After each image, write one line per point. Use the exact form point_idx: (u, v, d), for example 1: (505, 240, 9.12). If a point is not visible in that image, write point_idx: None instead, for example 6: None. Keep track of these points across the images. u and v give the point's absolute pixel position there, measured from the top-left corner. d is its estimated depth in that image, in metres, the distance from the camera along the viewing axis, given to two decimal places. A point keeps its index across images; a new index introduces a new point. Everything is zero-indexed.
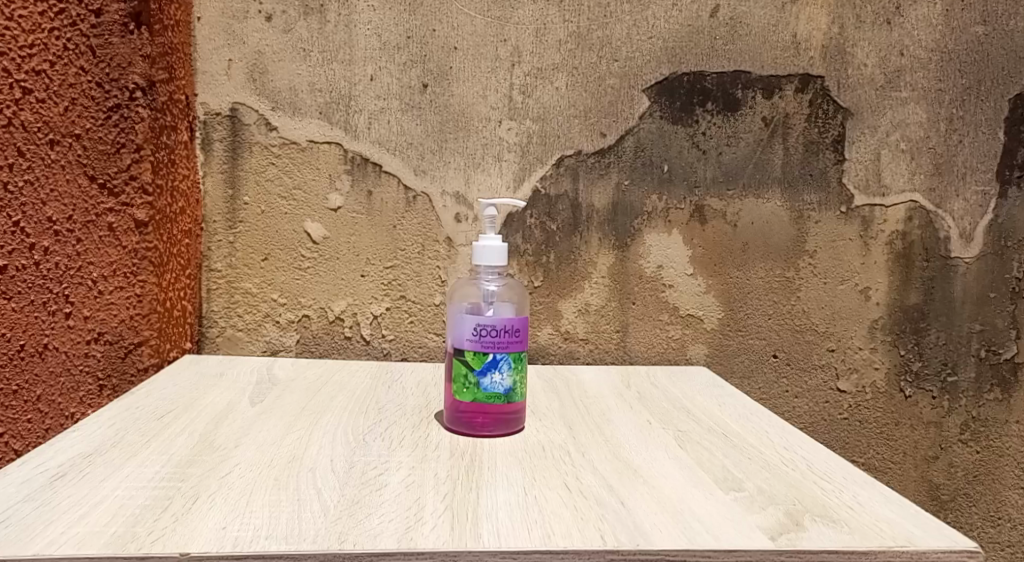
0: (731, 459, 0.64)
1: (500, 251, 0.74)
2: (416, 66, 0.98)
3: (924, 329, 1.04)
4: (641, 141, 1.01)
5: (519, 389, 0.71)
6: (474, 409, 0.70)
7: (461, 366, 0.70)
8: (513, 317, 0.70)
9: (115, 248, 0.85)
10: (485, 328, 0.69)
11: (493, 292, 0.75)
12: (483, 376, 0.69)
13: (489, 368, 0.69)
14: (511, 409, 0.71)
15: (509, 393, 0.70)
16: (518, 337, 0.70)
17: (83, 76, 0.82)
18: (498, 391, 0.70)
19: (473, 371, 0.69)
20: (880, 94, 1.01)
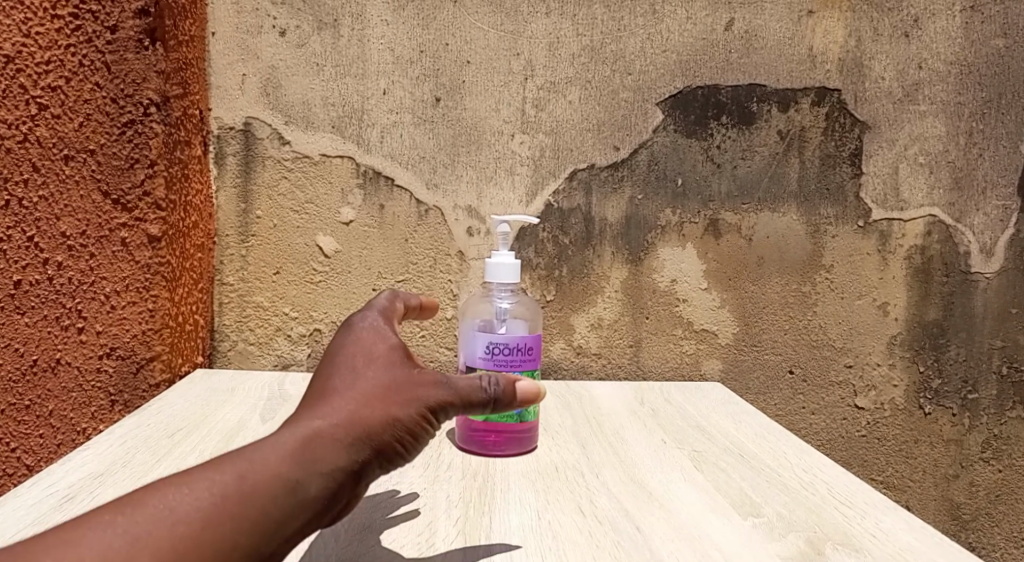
0: (749, 482, 0.63)
1: (512, 268, 0.73)
2: (428, 80, 0.98)
3: (944, 345, 1.02)
4: (654, 155, 1.00)
5: (532, 408, 0.70)
6: (486, 428, 0.70)
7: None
8: (526, 334, 0.70)
9: (128, 263, 0.85)
10: (497, 346, 0.69)
11: (506, 309, 0.75)
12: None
13: None
14: (524, 428, 0.70)
15: (522, 412, 0.69)
16: (530, 356, 0.70)
17: (98, 92, 0.82)
18: (509, 409, 0.69)
19: None
20: (898, 107, 1.00)
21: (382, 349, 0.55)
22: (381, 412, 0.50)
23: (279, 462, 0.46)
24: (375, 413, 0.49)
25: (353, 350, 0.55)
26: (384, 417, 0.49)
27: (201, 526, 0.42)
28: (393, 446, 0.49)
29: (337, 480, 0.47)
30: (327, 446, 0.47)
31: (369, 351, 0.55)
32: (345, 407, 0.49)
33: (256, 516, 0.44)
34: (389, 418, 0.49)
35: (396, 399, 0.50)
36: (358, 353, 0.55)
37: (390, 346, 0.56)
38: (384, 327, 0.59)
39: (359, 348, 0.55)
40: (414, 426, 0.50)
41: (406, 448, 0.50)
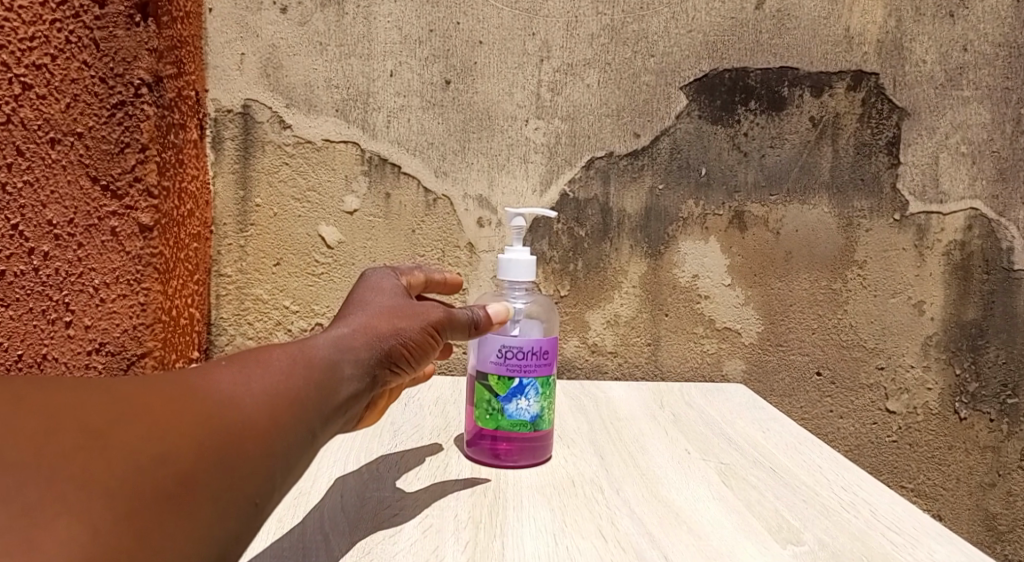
0: (784, 502, 0.59)
1: (527, 266, 0.68)
2: (438, 62, 0.93)
3: (983, 346, 0.96)
4: (677, 142, 0.94)
5: (548, 415, 0.66)
6: (497, 437, 0.65)
7: (484, 391, 0.65)
8: (541, 337, 0.65)
9: (118, 254, 0.80)
10: (510, 350, 0.64)
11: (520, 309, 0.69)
12: (508, 402, 0.64)
13: (514, 394, 0.64)
14: (539, 438, 0.65)
15: (537, 420, 0.65)
16: (547, 360, 0.65)
17: (85, 71, 0.76)
18: (523, 418, 0.64)
19: (496, 397, 0.64)
20: (940, 92, 0.93)
21: (388, 284, 0.62)
22: (396, 322, 0.56)
23: (333, 343, 0.51)
24: (392, 323, 0.56)
25: (361, 288, 0.62)
26: (399, 324, 0.56)
27: (293, 375, 0.47)
28: (406, 350, 0.56)
29: (370, 368, 0.52)
30: (364, 339, 0.53)
31: (383, 286, 0.62)
32: (364, 314, 0.56)
33: (322, 378, 0.48)
34: (403, 326, 0.56)
35: (406, 314, 0.57)
36: (368, 287, 0.61)
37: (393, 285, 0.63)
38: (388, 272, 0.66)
39: (366, 285, 0.62)
40: (421, 335, 0.57)
41: (412, 354, 0.56)
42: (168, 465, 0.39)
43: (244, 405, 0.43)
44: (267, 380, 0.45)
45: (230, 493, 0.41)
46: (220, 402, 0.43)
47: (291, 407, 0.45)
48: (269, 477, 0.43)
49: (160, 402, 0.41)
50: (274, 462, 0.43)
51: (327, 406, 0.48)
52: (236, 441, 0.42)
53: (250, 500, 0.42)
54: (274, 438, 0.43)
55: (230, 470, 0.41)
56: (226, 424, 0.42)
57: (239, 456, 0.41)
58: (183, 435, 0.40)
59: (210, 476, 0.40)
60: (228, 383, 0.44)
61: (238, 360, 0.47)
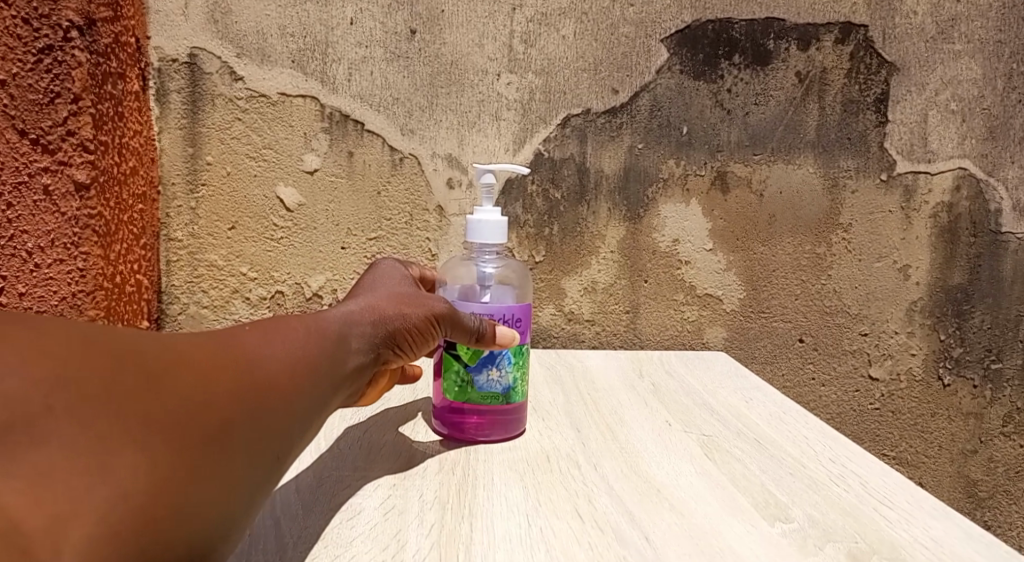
0: (770, 476, 0.55)
1: (498, 227, 0.63)
2: (402, 9, 0.86)
3: (968, 311, 0.94)
4: (658, 99, 0.89)
5: (522, 387, 0.61)
6: (467, 409, 0.61)
7: (450, 360, 0.60)
8: (515, 304, 0.60)
9: (52, 215, 0.72)
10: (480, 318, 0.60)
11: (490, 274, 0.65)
12: (478, 374, 0.59)
13: (485, 364, 0.59)
14: (512, 411, 0.61)
15: (510, 393, 0.60)
16: (521, 329, 0.61)
17: (5, 9, 0.67)
18: (495, 390, 0.59)
19: (466, 367, 0.59)
20: (931, 46, 0.89)
21: (399, 272, 0.63)
22: (407, 304, 0.55)
23: (351, 315, 0.52)
24: (404, 305, 0.55)
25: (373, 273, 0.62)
26: (409, 307, 0.55)
27: (313, 342, 0.47)
28: (410, 335, 0.54)
29: (380, 346, 0.52)
30: (378, 315, 0.53)
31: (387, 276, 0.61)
32: (376, 294, 0.56)
33: (336, 347, 0.48)
34: (410, 309, 0.55)
35: (415, 298, 0.56)
36: (380, 274, 0.61)
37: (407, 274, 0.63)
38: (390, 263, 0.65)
39: (377, 273, 0.61)
40: (428, 323, 0.55)
41: (414, 340, 0.55)
42: (202, 415, 0.39)
43: (270, 365, 0.44)
44: (291, 345, 0.46)
45: (255, 448, 0.41)
46: (248, 362, 0.43)
47: (310, 373, 0.46)
48: (290, 435, 0.44)
49: (192, 354, 0.41)
50: (294, 421, 0.44)
51: (343, 374, 0.48)
52: (260, 401, 0.42)
53: (272, 454, 0.42)
54: (295, 400, 0.44)
55: (256, 428, 0.41)
56: (254, 382, 0.42)
57: (263, 414, 0.42)
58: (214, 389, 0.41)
59: (239, 429, 0.41)
60: (255, 344, 0.44)
61: (263, 322, 0.47)
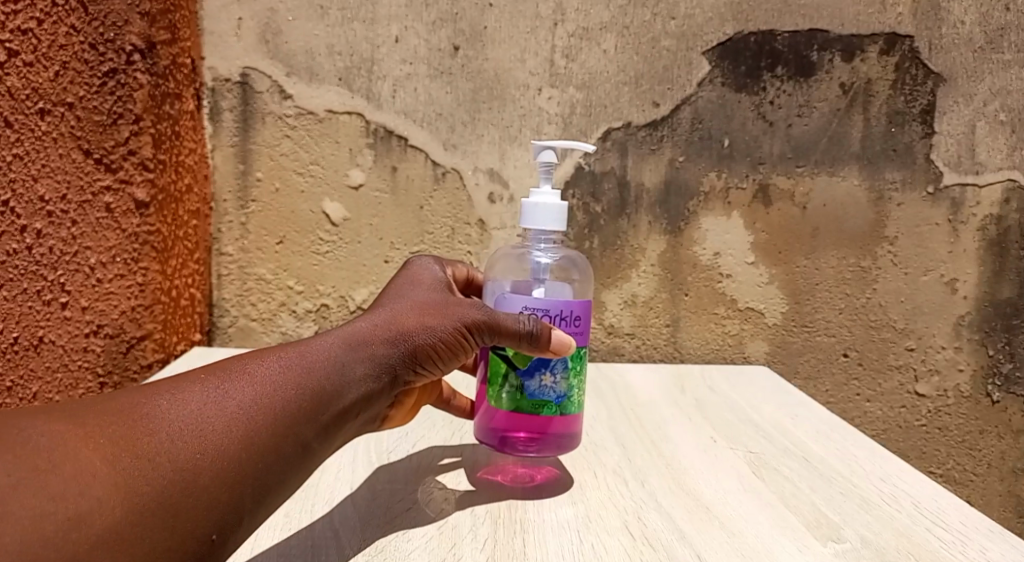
0: (820, 494, 0.55)
1: (552, 213, 0.60)
2: (446, 26, 0.87)
3: (1018, 326, 0.92)
4: (699, 112, 0.89)
5: (576, 398, 0.58)
6: (518, 420, 0.57)
7: (500, 364, 0.57)
8: (575, 301, 0.58)
9: (114, 231, 0.76)
10: (535, 313, 0.57)
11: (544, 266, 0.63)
12: (529, 378, 0.56)
13: (538, 369, 0.56)
14: (563, 424, 0.58)
15: (562, 402, 0.57)
16: (580, 330, 0.58)
17: (74, 36, 0.72)
18: (548, 398, 0.56)
19: (516, 371, 0.57)
20: (979, 56, 0.88)
21: (429, 277, 0.60)
22: (424, 319, 0.53)
23: (322, 355, 0.49)
24: (420, 319, 0.53)
25: (401, 281, 0.60)
26: (427, 322, 0.53)
27: (254, 403, 0.44)
28: (435, 351, 0.52)
29: (366, 384, 0.49)
30: (358, 350, 0.50)
31: (416, 281, 0.59)
32: (385, 314, 0.53)
33: (298, 391, 0.46)
34: (431, 323, 0.53)
35: (436, 311, 0.54)
36: (406, 281, 0.59)
37: (436, 278, 0.61)
38: (428, 262, 0.64)
39: (409, 275, 0.61)
40: (454, 335, 0.53)
41: (442, 355, 0.53)
42: (105, 513, 0.36)
43: (204, 426, 0.42)
44: (224, 411, 0.43)
45: (178, 535, 0.38)
46: (168, 441, 0.40)
47: (256, 433, 0.43)
48: (231, 511, 0.40)
49: (98, 444, 0.39)
50: (234, 495, 0.41)
51: (300, 431, 0.45)
52: (181, 482, 0.39)
53: (207, 536, 0.39)
54: (230, 471, 0.41)
55: (177, 512, 0.38)
56: (170, 465, 0.39)
57: (185, 496, 0.39)
58: (118, 482, 0.37)
59: (151, 522, 0.37)
60: (177, 417, 0.41)
61: (199, 386, 0.44)
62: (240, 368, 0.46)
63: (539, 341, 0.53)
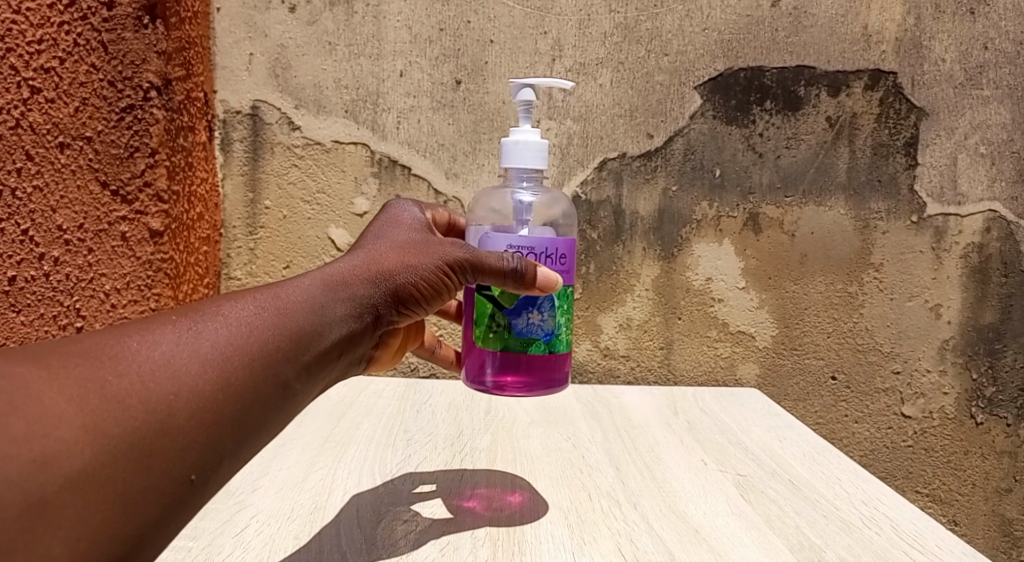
0: (804, 517, 0.58)
1: (529, 152, 0.64)
2: (448, 61, 0.91)
3: (1000, 351, 0.95)
4: (691, 143, 0.93)
5: (561, 335, 0.63)
6: (507, 360, 0.62)
7: (486, 304, 0.62)
8: (559, 239, 0.62)
9: (128, 259, 0.80)
10: (520, 250, 0.61)
11: (527, 205, 0.65)
12: (517, 316, 0.61)
13: (526, 308, 0.61)
14: (548, 361, 0.63)
15: (548, 338, 0.62)
16: (566, 268, 0.63)
17: (95, 74, 0.77)
18: (536, 334, 0.62)
19: (505, 310, 0.61)
20: (959, 92, 0.92)
21: (409, 220, 0.65)
22: (403, 258, 0.58)
23: (292, 302, 0.52)
24: (399, 258, 0.58)
25: (381, 222, 0.65)
26: (406, 261, 0.58)
27: (227, 345, 0.47)
28: (415, 288, 0.58)
29: (342, 327, 0.54)
30: (333, 295, 0.54)
31: (395, 223, 0.64)
32: (364, 256, 0.58)
33: (273, 338, 0.49)
34: (410, 262, 0.58)
35: (416, 251, 0.59)
36: (386, 222, 0.64)
37: (416, 219, 0.66)
38: (408, 205, 0.68)
39: (389, 218, 0.65)
40: (433, 274, 0.58)
41: (421, 293, 0.58)
42: (76, 459, 0.39)
43: (179, 369, 0.45)
44: (195, 354, 0.46)
45: (156, 473, 0.42)
46: (139, 383, 0.43)
47: (231, 375, 0.46)
48: (206, 452, 0.44)
49: (68, 389, 0.41)
50: (209, 438, 0.44)
51: (273, 378, 0.49)
52: (154, 426, 0.42)
53: (185, 475, 0.43)
54: (204, 416, 0.44)
55: (151, 453, 0.42)
56: (143, 408, 0.42)
57: (159, 439, 0.42)
58: (89, 425, 0.40)
59: (125, 465, 0.41)
60: (149, 359, 0.44)
61: (171, 328, 0.47)
62: (213, 312, 0.49)
63: (525, 278, 0.57)
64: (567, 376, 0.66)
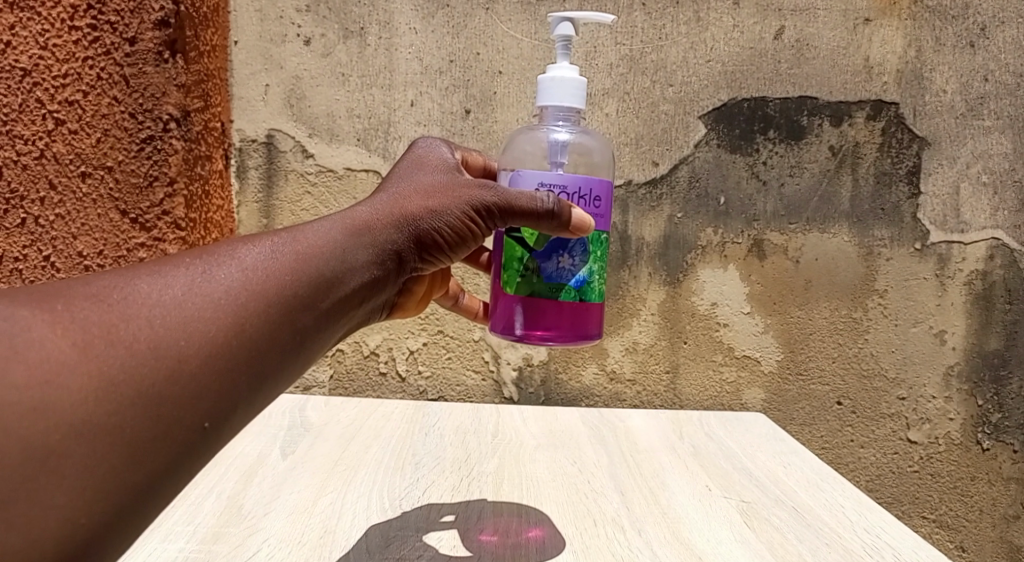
0: (807, 545, 0.60)
1: (562, 90, 0.63)
2: (458, 92, 0.93)
3: (1006, 377, 0.95)
4: (696, 171, 0.95)
5: (592, 284, 0.63)
6: (536, 305, 0.62)
7: (516, 248, 0.63)
8: (594, 180, 0.61)
9: None
10: (552, 189, 0.60)
11: (562, 145, 0.64)
12: (547, 261, 0.62)
13: (556, 251, 0.61)
14: (579, 310, 0.63)
15: (578, 285, 0.62)
16: (600, 212, 0.62)
17: (116, 106, 0.81)
18: (566, 279, 0.62)
19: (534, 253, 0.62)
20: (961, 122, 0.93)
21: (435, 159, 0.63)
22: (428, 205, 0.57)
23: (311, 248, 0.49)
24: (423, 205, 0.57)
25: (408, 162, 0.63)
26: (432, 207, 0.57)
27: (243, 289, 0.44)
28: (441, 236, 0.57)
29: (366, 274, 0.52)
30: (353, 240, 0.52)
31: (422, 166, 0.62)
32: (390, 200, 0.57)
33: (292, 282, 0.47)
34: (438, 209, 0.57)
35: (443, 197, 0.58)
36: (410, 164, 0.62)
37: (442, 159, 0.63)
38: (435, 143, 0.66)
39: (415, 158, 0.63)
40: (461, 221, 0.57)
41: (447, 240, 0.57)
42: (80, 408, 0.36)
43: (190, 312, 0.41)
44: (209, 297, 0.43)
45: (167, 423, 0.38)
46: (149, 325, 0.40)
47: (248, 319, 0.43)
48: (221, 401, 0.41)
49: (71, 332, 0.38)
50: (224, 385, 0.41)
51: (292, 324, 0.46)
52: (166, 373, 0.39)
53: (199, 423, 0.40)
54: (219, 363, 0.41)
55: (162, 400, 0.38)
56: (151, 352, 0.39)
57: (170, 387, 0.39)
58: (95, 372, 0.37)
59: (136, 413, 0.37)
60: (160, 301, 0.41)
61: (183, 270, 0.44)
62: (227, 255, 0.46)
63: (561, 218, 0.57)
64: (599, 330, 0.66)
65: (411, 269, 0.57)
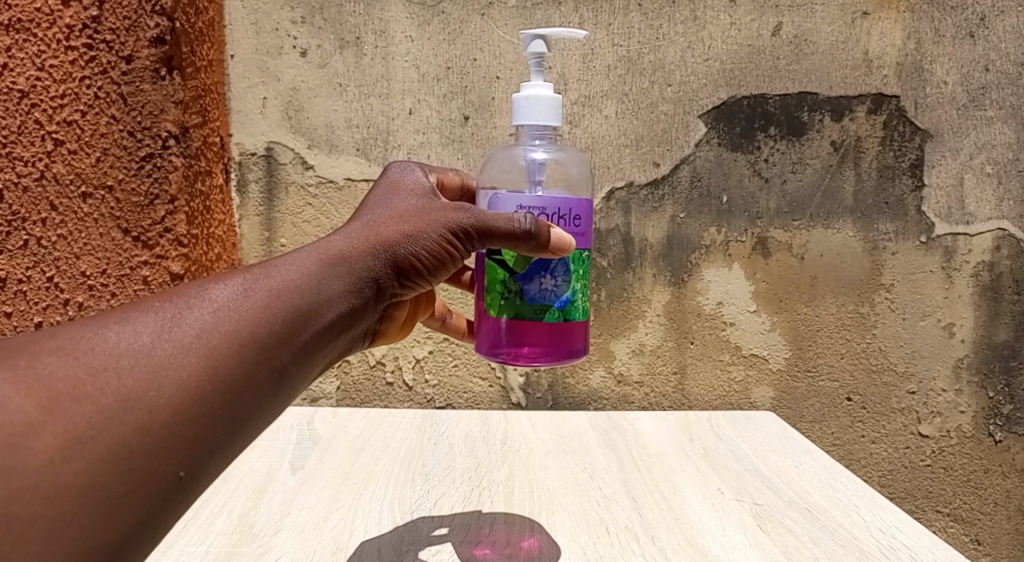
0: (822, 549, 0.59)
1: (537, 108, 0.63)
2: (456, 98, 0.93)
3: (1016, 367, 0.95)
4: (697, 170, 0.94)
5: (577, 302, 0.63)
6: (518, 330, 0.62)
7: (497, 270, 0.62)
8: (573, 200, 0.61)
9: None
10: (532, 211, 0.60)
11: (539, 164, 0.65)
12: (529, 283, 0.61)
13: (538, 273, 0.61)
14: (564, 329, 0.62)
15: (562, 305, 0.62)
16: (581, 231, 0.62)
17: (114, 125, 0.81)
18: (550, 299, 0.62)
19: (514, 276, 0.61)
20: (963, 113, 0.92)
21: (410, 182, 0.63)
22: (405, 229, 0.57)
23: (284, 282, 0.50)
24: (399, 229, 0.57)
25: (384, 186, 0.63)
26: (407, 232, 0.57)
27: (216, 332, 0.45)
28: (419, 260, 0.56)
29: (344, 304, 0.52)
30: (328, 271, 0.52)
31: (395, 190, 0.62)
32: (364, 227, 0.56)
33: (265, 319, 0.47)
34: (414, 234, 0.57)
35: (420, 221, 0.57)
36: (387, 188, 0.62)
37: (418, 182, 0.63)
38: (409, 168, 0.66)
39: (389, 183, 0.63)
40: (438, 244, 0.57)
41: (425, 264, 0.57)
42: (47, 472, 0.37)
43: (158, 360, 0.43)
44: (178, 342, 0.44)
45: (138, 476, 0.40)
46: (116, 377, 0.41)
47: (221, 363, 0.44)
48: (196, 447, 0.42)
49: (36, 392, 0.39)
50: (199, 431, 0.42)
51: (266, 362, 0.46)
52: (135, 424, 0.40)
53: (172, 473, 0.41)
54: (191, 410, 0.42)
55: (132, 454, 0.40)
56: (120, 406, 0.40)
57: (139, 438, 0.40)
58: (61, 432, 0.39)
59: (106, 469, 0.39)
60: (127, 350, 0.42)
61: (151, 317, 0.45)
62: (198, 296, 0.47)
63: (539, 239, 0.56)
64: (584, 345, 0.66)
65: (391, 295, 0.56)
